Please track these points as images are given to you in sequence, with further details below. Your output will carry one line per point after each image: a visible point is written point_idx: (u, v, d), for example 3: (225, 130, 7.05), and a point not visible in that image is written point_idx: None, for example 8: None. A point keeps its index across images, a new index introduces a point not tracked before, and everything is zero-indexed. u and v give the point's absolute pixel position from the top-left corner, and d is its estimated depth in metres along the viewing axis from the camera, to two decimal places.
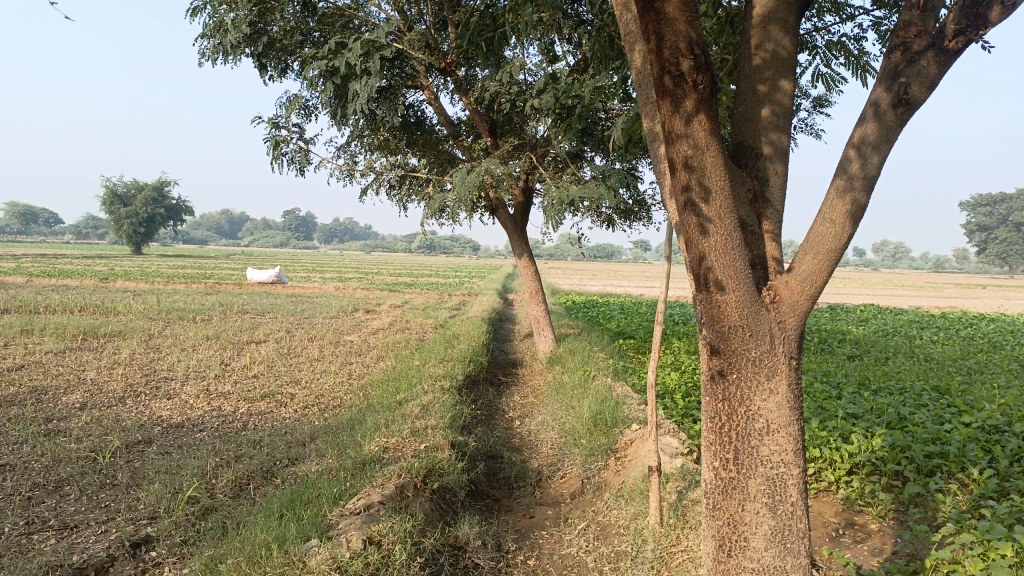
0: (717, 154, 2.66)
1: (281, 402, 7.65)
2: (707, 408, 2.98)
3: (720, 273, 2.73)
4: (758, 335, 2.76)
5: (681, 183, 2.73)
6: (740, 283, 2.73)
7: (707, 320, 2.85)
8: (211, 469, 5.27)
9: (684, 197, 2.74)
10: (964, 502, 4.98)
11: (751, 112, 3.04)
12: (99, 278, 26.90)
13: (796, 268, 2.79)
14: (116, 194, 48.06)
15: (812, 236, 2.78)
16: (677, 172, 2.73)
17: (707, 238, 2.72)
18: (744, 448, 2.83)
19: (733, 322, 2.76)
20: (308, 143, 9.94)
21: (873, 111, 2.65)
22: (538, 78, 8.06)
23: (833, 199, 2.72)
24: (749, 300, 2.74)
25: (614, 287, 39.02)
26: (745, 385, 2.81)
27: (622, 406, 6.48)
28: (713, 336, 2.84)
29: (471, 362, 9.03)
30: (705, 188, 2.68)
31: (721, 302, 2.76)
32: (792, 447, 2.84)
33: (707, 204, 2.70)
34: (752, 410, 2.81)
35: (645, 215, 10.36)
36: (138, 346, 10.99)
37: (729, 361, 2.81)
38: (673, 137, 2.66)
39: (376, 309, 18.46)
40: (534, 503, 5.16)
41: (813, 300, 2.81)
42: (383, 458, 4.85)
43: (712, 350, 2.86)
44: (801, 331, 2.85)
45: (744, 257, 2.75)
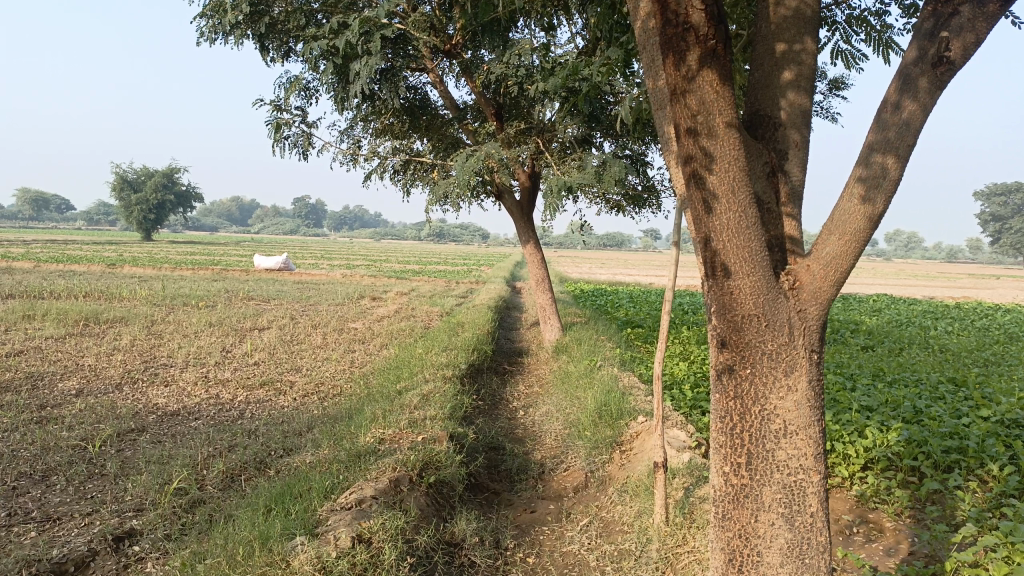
0: (729, 120, 2.47)
1: (280, 390, 7.50)
2: (717, 408, 2.78)
3: (732, 256, 2.53)
4: (774, 326, 2.55)
5: (687, 153, 2.54)
6: (755, 267, 2.52)
7: (718, 308, 2.65)
8: (202, 459, 5.11)
9: (689, 169, 2.54)
10: (983, 500, 4.77)
11: (769, 77, 2.82)
12: (108, 263, 26.97)
13: (818, 251, 2.57)
14: (127, 180, 48.16)
15: (837, 214, 2.56)
16: (682, 140, 2.54)
17: (717, 216, 2.53)
18: (758, 452, 2.63)
19: (747, 311, 2.55)
20: (311, 126, 9.76)
21: (908, 72, 2.43)
22: (544, 60, 7.83)
23: (862, 171, 2.50)
24: (766, 287, 2.53)
25: (624, 276, 38.72)
26: (758, 382, 2.60)
27: (629, 398, 6.28)
28: (724, 326, 2.63)
29: (475, 351, 8.85)
30: (714, 156, 2.48)
31: (733, 288, 2.55)
32: (812, 453, 2.63)
33: (717, 176, 2.50)
34: (768, 410, 2.60)
35: (654, 202, 10.10)
36: (140, 332, 10.87)
37: (742, 354, 2.61)
38: (679, 101, 2.48)
39: (382, 296, 18.31)
40: (536, 497, 4.98)
41: (836, 287, 2.59)
42: (378, 450, 4.67)
43: (723, 342, 2.66)
44: (823, 321, 2.63)
45: (760, 237, 2.54)
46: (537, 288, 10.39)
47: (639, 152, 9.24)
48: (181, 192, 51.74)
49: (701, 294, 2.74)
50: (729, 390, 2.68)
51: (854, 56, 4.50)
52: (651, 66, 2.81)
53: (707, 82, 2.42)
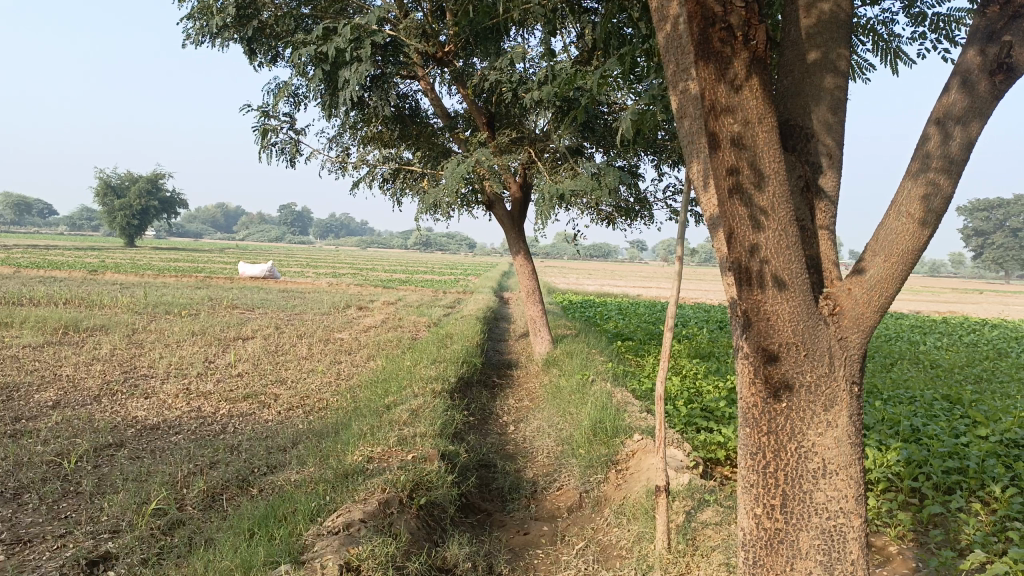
0: (769, 129, 2.36)
1: (264, 403, 7.30)
2: (747, 444, 2.68)
3: (772, 279, 2.42)
4: (814, 355, 2.47)
5: (727, 167, 2.39)
6: (796, 293, 2.43)
7: (752, 335, 2.53)
8: (183, 477, 4.91)
9: (730, 184, 2.40)
10: (987, 523, 4.65)
11: (800, 84, 2.81)
12: (89, 269, 26.56)
13: (863, 274, 2.53)
14: (111, 186, 47.72)
15: (883, 235, 2.52)
16: (720, 152, 2.39)
17: (756, 236, 2.41)
18: (796, 494, 2.56)
19: (787, 340, 2.46)
20: (299, 133, 9.59)
21: (958, 82, 2.43)
22: (539, 69, 7.71)
23: (910, 187, 2.46)
24: (807, 314, 2.46)
25: (609, 287, 38.54)
26: (797, 415, 2.52)
27: (624, 414, 6.14)
28: (759, 356, 2.53)
29: (464, 363, 8.68)
30: (757, 170, 2.37)
31: (771, 314, 2.45)
32: (851, 494, 2.56)
33: (758, 189, 2.38)
34: (807, 448, 2.52)
35: (646, 214, 10.00)
36: (120, 341, 10.62)
37: (779, 386, 2.51)
38: (718, 110, 2.35)
39: (368, 305, 18.07)
40: (529, 518, 4.82)
41: (879, 314, 2.54)
42: (367, 469, 4.49)
43: (756, 373, 2.56)
44: (864, 348, 2.58)
45: (801, 259, 2.45)
46: (527, 300, 10.24)
47: (632, 164, 9.14)
48: (165, 198, 51.22)
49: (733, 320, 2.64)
50: (762, 425, 2.59)
51: (861, 66, 4.41)
52: (678, 73, 2.69)
53: (748, 88, 2.30)
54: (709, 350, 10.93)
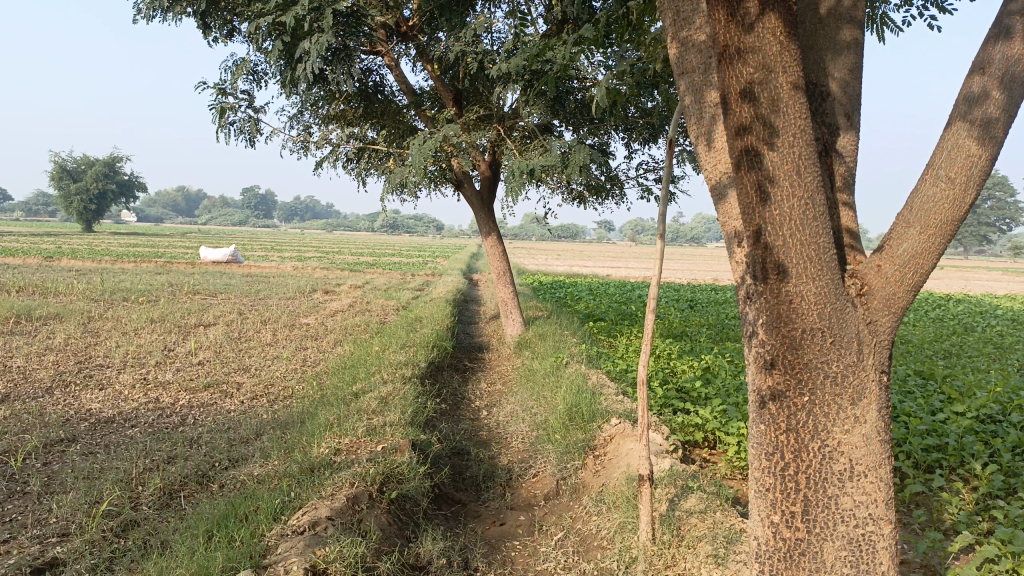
0: (791, 79, 2.25)
1: (226, 393, 7.01)
2: (760, 442, 2.57)
3: (795, 255, 2.31)
4: (840, 341, 2.37)
5: (740, 125, 2.27)
6: (822, 271, 2.33)
7: (769, 320, 2.41)
8: (137, 474, 4.64)
9: (742, 143, 2.29)
10: (970, 502, 4.58)
11: (813, 38, 2.83)
12: (44, 256, 25.71)
13: (897, 247, 2.43)
14: (66, 170, 46.37)
15: (920, 204, 2.43)
16: (733, 107, 2.28)
17: (777, 205, 2.30)
18: (819, 501, 2.45)
19: (811, 324, 2.35)
20: (258, 111, 9.24)
21: (998, 34, 2.38)
22: (507, 41, 7.45)
23: (952, 148, 2.38)
24: (832, 295, 2.35)
25: (575, 267, 38.32)
26: (818, 411, 2.40)
27: (600, 397, 5.97)
28: (776, 343, 2.41)
29: (434, 347, 8.46)
30: (778, 130, 2.26)
31: (795, 296, 2.33)
32: (881, 498, 2.47)
33: (775, 151, 2.27)
34: (832, 448, 2.41)
35: (617, 192, 9.82)
36: (74, 330, 10.19)
37: (799, 378, 2.40)
38: (734, 59, 2.23)
39: (335, 289, 17.68)
40: (505, 507, 4.65)
41: (911, 294, 2.45)
42: (334, 462, 4.25)
43: (773, 363, 2.44)
44: (893, 331, 2.49)
45: (824, 235, 2.35)
46: (497, 281, 10.00)
47: (602, 141, 8.89)
48: (121, 182, 49.95)
49: (747, 305, 2.51)
50: (779, 422, 2.47)
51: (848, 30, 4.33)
52: (678, 22, 2.53)
53: (767, 32, 2.19)
54: (681, 330, 10.82)
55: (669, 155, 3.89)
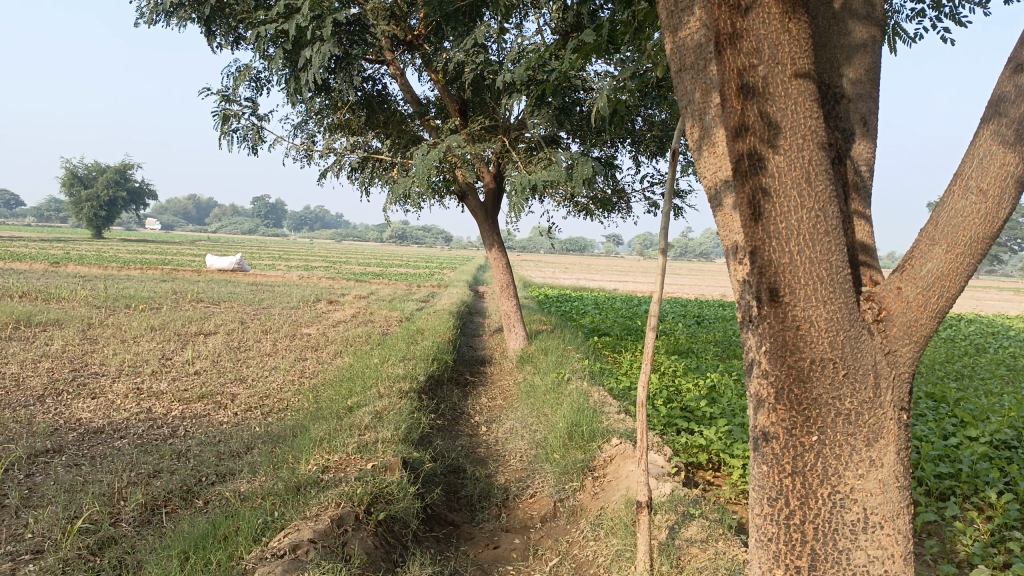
0: (797, 77, 2.18)
1: (220, 404, 6.87)
2: (762, 485, 2.42)
3: (804, 275, 2.18)
4: (851, 373, 2.23)
5: (739, 123, 2.20)
6: (834, 293, 2.20)
7: (775, 348, 2.27)
8: (120, 489, 4.48)
9: (744, 144, 2.20)
10: (985, 533, 4.38)
11: (827, 37, 2.69)
12: (51, 261, 25.73)
13: (921, 268, 2.28)
14: (77, 176, 46.64)
15: (946, 219, 2.26)
16: (734, 104, 2.20)
17: (784, 217, 2.18)
18: (828, 553, 2.29)
19: (821, 353, 2.21)
20: (262, 119, 9.16)
21: None
22: (513, 51, 7.34)
23: (985, 156, 2.20)
24: (844, 321, 2.21)
25: (583, 281, 38.09)
26: (828, 451, 2.25)
27: (601, 415, 5.79)
28: (782, 376, 2.27)
29: (434, 361, 8.30)
30: (784, 132, 2.16)
31: (802, 322, 2.20)
32: (898, 551, 2.31)
33: (779, 156, 2.18)
34: (844, 495, 2.26)
35: (623, 206, 9.67)
36: (73, 337, 10.08)
37: (807, 414, 2.25)
38: (737, 49, 2.15)
39: (340, 300, 17.57)
40: (500, 530, 4.47)
41: (933, 322, 2.29)
42: (322, 480, 4.09)
43: (777, 397, 2.30)
44: (912, 362, 2.33)
45: (837, 255, 2.22)
46: (501, 294, 9.85)
47: (608, 154, 8.74)
48: (131, 189, 50.12)
49: (751, 331, 2.37)
50: (783, 465, 2.32)
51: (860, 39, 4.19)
52: (674, 14, 2.44)
53: (770, 24, 2.13)
54: (687, 346, 10.63)
55: (672, 165, 3.73)
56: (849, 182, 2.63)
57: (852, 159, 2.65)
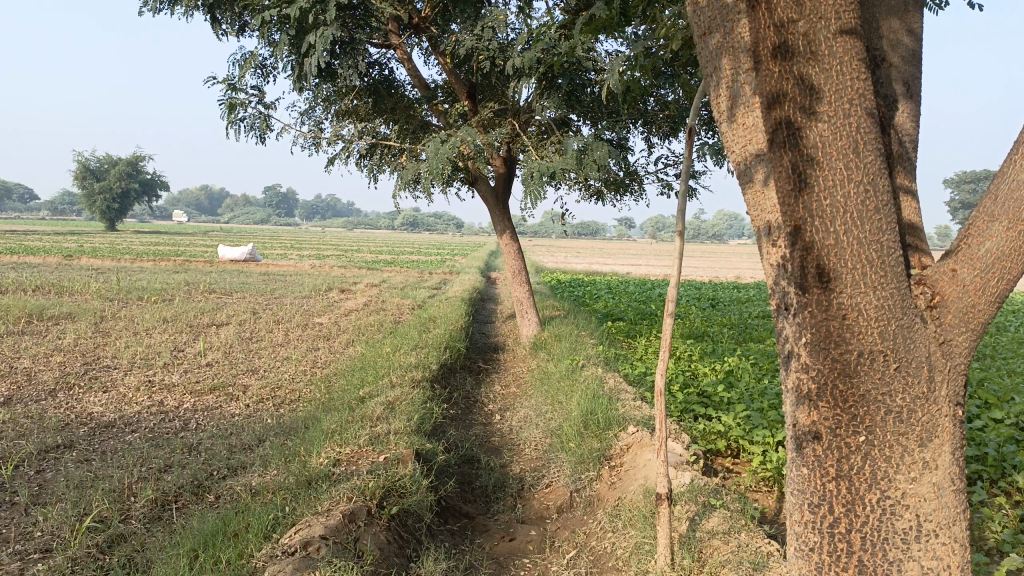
0: (844, 34, 2.04)
1: (232, 396, 6.82)
2: (801, 487, 2.35)
3: (851, 260, 2.07)
4: (902, 365, 2.12)
5: (774, 90, 2.05)
6: (885, 278, 2.09)
7: (818, 342, 2.15)
8: (131, 484, 4.43)
9: (780, 112, 2.06)
10: (1015, 519, 4.25)
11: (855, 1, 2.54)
12: (64, 254, 25.84)
13: (982, 247, 2.13)
14: (90, 169, 46.83)
15: (1008, 191, 2.10)
16: (767, 66, 2.04)
17: (829, 195, 2.05)
18: (879, 557, 2.22)
19: (870, 347, 2.10)
20: (268, 107, 9.07)
21: None
22: (522, 33, 7.19)
23: None
24: (894, 312, 2.10)
25: (596, 264, 37.88)
26: (876, 453, 2.16)
27: (616, 402, 5.68)
28: (825, 371, 2.16)
29: (447, 349, 8.22)
30: (827, 96, 2.03)
31: (849, 311, 2.08)
32: (954, 551, 2.23)
33: (822, 123, 2.04)
34: (895, 497, 2.18)
35: (636, 188, 9.51)
36: (85, 330, 10.06)
37: (854, 413, 2.15)
38: (771, 4, 2.01)
39: (352, 288, 17.51)
40: (515, 521, 4.39)
41: (992, 307, 2.16)
42: (333, 474, 4.02)
43: (820, 393, 2.19)
44: (969, 349, 2.21)
45: (885, 236, 2.10)
46: (513, 280, 9.73)
47: (620, 136, 8.54)
48: (143, 181, 50.28)
49: (789, 322, 2.25)
50: (827, 468, 2.23)
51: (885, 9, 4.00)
52: None
53: None
54: (702, 330, 10.50)
55: (687, 145, 3.59)
56: (890, 155, 2.49)
57: (887, 133, 2.51)
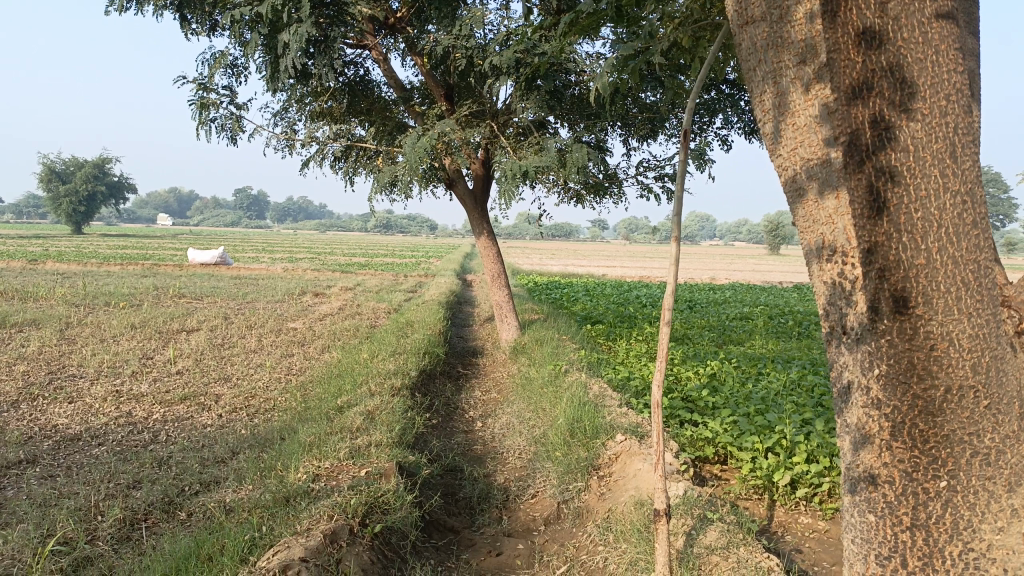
0: (938, 24, 1.90)
1: (204, 405, 6.60)
2: (867, 537, 2.15)
3: (944, 280, 1.90)
4: (995, 403, 1.92)
5: (860, 83, 1.93)
6: (980, 302, 1.91)
7: (898, 374, 1.97)
8: (99, 502, 4.21)
9: (869, 109, 1.93)
10: None
11: None
12: (29, 258, 25.23)
13: None
14: (55, 171, 45.90)
15: None
16: (855, 56, 1.93)
17: (920, 206, 1.90)
18: None
19: (961, 381, 1.90)
20: (241, 107, 8.84)
21: None
22: (501, 32, 7.05)
23: None
24: (988, 343, 1.91)
25: (571, 265, 37.86)
26: (959, 500, 1.95)
27: (603, 409, 5.55)
28: (905, 408, 1.97)
29: (426, 354, 8.05)
30: (922, 92, 1.89)
31: (937, 340, 1.91)
32: None
33: (914, 124, 1.89)
34: (981, 551, 1.97)
35: (616, 190, 9.40)
36: (50, 337, 9.75)
37: (936, 456, 1.95)
38: None
39: (325, 292, 17.25)
40: (502, 534, 4.24)
41: None
42: (313, 490, 3.84)
43: (895, 433, 2.00)
44: None
45: (981, 255, 1.93)
46: (493, 284, 9.56)
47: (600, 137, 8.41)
48: (111, 183, 49.43)
49: (861, 351, 2.06)
50: (900, 516, 2.03)
51: None
52: None
53: None
54: (682, 332, 10.43)
55: (683, 147, 3.49)
56: None
57: None
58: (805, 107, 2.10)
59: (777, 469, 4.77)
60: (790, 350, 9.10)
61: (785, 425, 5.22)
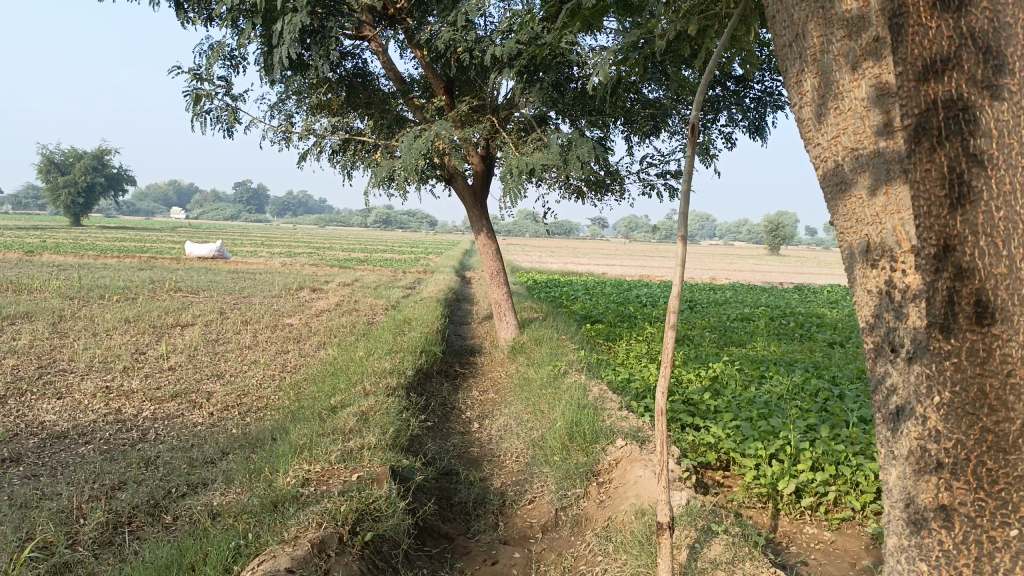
0: None
1: (195, 403, 6.46)
2: None
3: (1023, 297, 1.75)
4: None
5: (935, 54, 1.80)
6: None
7: (970, 404, 1.83)
8: (82, 505, 4.07)
9: (944, 80, 1.79)
10: None
11: None
12: (25, 249, 25.04)
13: None
14: (53, 162, 45.69)
15: None
16: (929, 21, 1.81)
17: (1004, 204, 1.75)
18: None
19: None
20: (237, 99, 8.69)
21: None
22: (503, 23, 6.89)
23: None
24: None
25: (571, 263, 37.71)
26: None
27: (603, 413, 5.40)
28: (977, 440, 1.84)
29: (423, 353, 7.91)
30: (1009, 66, 1.74)
31: (1014, 364, 1.77)
32: None
33: (999, 102, 1.75)
34: None
35: (617, 187, 9.25)
36: (42, 330, 9.60)
37: (1007, 500, 1.83)
38: None
39: (323, 287, 17.10)
40: (498, 542, 4.11)
41: None
42: (302, 495, 3.70)
43: (957, 472, 1.88)
44: None
45: None
46: (491, 282, 9.41)
47: (602, 135, 8.27)
48: (109, 175, 49.20)
49: (920, 365, 1.93)
50: (958, 567, 1.92)
51: None
52: None
53: None
54: (683, 333, 10.29)
55: (691, 143, 3.34)
56: None
57: None
58: (851, 90, 2.03)
59: (782, 477, 4.64)
60: (792, 353, 8.97)
61: (789, 431, 5.08)
